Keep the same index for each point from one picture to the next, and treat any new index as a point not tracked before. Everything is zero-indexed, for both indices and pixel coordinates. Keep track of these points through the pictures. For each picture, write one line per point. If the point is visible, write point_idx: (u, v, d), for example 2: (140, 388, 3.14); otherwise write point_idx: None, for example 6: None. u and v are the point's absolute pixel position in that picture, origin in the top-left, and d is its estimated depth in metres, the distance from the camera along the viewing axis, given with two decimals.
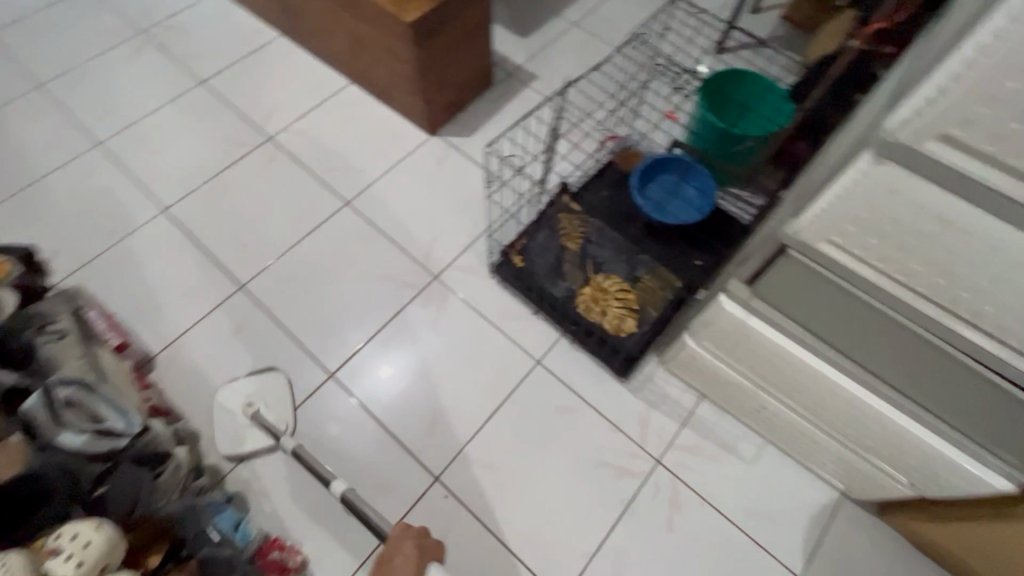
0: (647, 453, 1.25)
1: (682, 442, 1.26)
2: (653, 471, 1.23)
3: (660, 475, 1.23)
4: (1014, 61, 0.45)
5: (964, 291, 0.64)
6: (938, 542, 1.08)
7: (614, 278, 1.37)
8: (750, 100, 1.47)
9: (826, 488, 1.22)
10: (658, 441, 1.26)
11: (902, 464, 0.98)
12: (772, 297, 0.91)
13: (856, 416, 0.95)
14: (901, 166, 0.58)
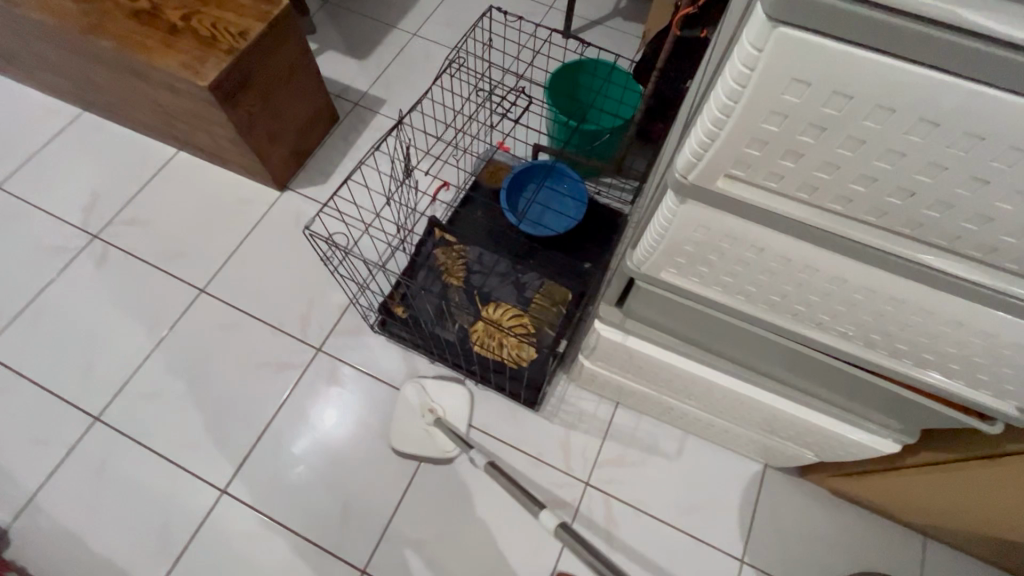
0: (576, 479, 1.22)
1: (607, 457, 1.24)
2: (585, 496, 1.20)
3: (593, 497, 1.20)
4: (765, 104, 0.41)
5: (799, 304, 0.62)
6: (854, 492, 1.11)
7: (506, 306, 1.31)
8: (589, 89, 1.44)
9: (750, 464, 1.24)
10: (585, 463, 1.23)
11: (803, 439, 0.99)
12: (643, 316, 0.88)
13: (751, 408, 0.95)
14: (703, 203, 0.54)
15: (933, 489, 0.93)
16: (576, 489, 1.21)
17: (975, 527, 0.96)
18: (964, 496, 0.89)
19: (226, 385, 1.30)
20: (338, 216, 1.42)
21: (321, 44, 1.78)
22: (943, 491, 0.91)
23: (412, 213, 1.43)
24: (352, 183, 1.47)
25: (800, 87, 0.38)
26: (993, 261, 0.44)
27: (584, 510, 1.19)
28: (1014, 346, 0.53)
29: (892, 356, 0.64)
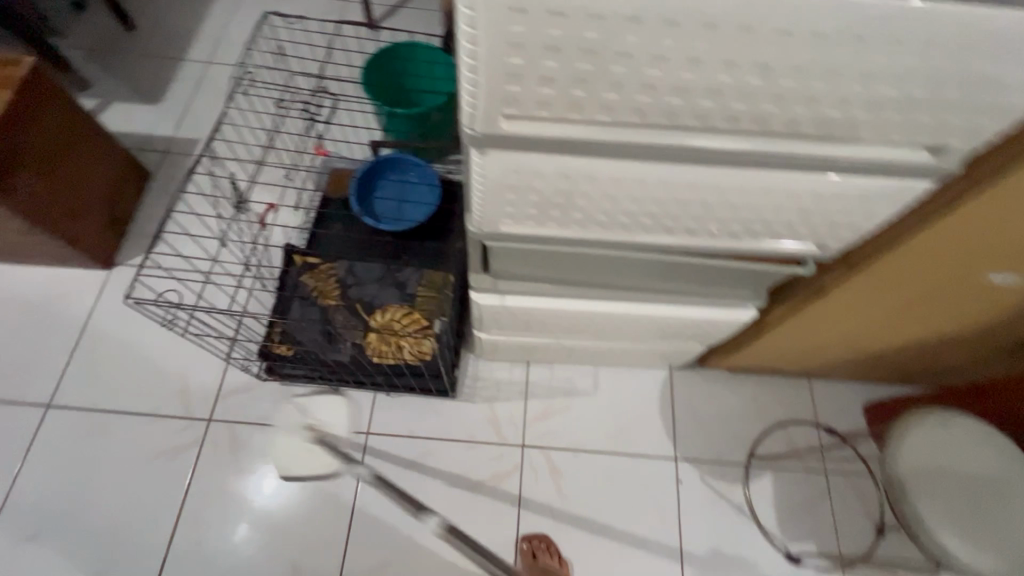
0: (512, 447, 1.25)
1: (538, 415, 1.28)
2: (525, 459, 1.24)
3: (533, 459, 1.24)
4: (503, 39, 0.42)
5: (624, 216, 0.66)
6: (744, 364, 1.24)
7: (392, 308, 1.28)
8: (418, 60, 1.38)
9: (658, 372, 1.34)
10: (517, 430, 1.26)
11: (688, 334, 1.08)
12: (510, 273, 0.90)
13: (635, 324, 1.01)
14: (502, 148, 0.56)
15: (798, 338, 1.06)
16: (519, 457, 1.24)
17: (837, 353, 1.11)
18: (818, 333, 1.02)
19: (114, 495, 1.15)
20: (171, 268, 1.32)
21: (103, 97, 1.58)
22: (805, 336, 1.04)
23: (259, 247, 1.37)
24: (172, 229, 1.37)
25: (521, 15, 0.41)
26: (741, 126, 0.50)
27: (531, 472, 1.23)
28: (789, 195, 0.61)
29: (715, 235, 0.71)
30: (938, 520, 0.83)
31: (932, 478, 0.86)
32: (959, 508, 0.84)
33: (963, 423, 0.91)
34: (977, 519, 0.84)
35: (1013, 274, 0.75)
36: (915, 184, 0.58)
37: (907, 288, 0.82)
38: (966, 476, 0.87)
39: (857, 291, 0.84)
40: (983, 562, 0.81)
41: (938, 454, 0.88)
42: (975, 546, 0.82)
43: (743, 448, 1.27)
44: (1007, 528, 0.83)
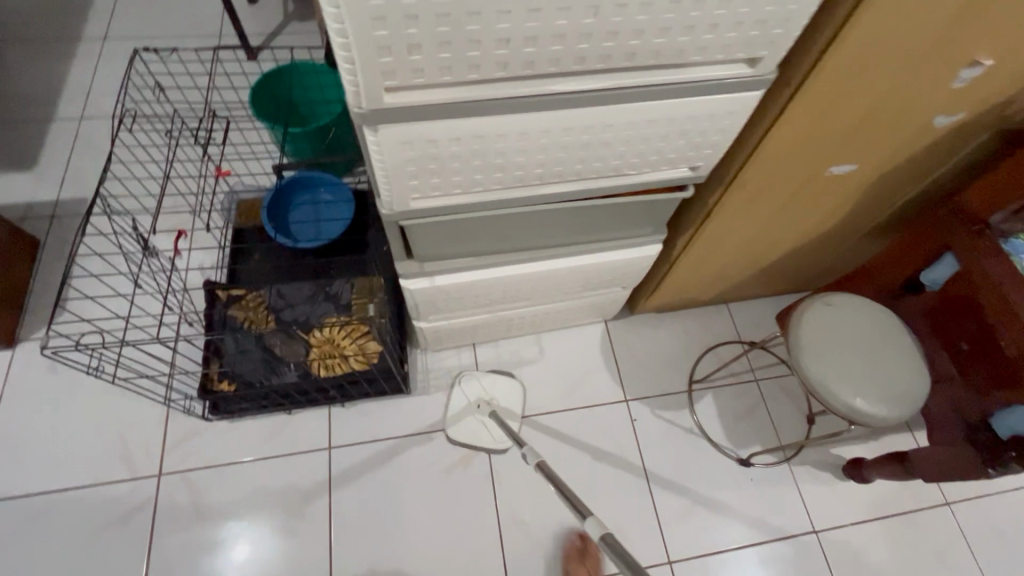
0: (472, 430, 1.25)
1: (491, 395, 1.30)
2: (487, 433, 1.24)
3: (494, 435, 1.24)
4: (364, 14, 0.48)
5: (519, 171, 0.73)
6: (666, 301, 1.36)
7: (331, 322, 1.28)
8: (309, 75, 1.38)
9: (596, 327, 1.43)
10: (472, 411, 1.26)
11: (610, 281, 1.17)
12: (434, 254, 0.95)
13: (559, 279, 1.09)
14: (392, 122, 0.61)
15: (703, 264, 1.18)
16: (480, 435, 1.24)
17: (740, 272, 1.25)
18: (718, 255, 1.14)
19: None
20: (88, 318, 1.29)
21: None
22: (709, 261, 1.16)
23: (173, 278, 1.34)
24: (77, 282, 1.33)
25: None
26: (591, 65, 0.58)
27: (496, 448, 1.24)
28: (651, 124, 0.70)
29: (603, 175, 0.79)
30: (838, 383, 0.95)
31: (827, 349, 0.98)
32: (852, 369, 0.96)
33: (843, 298, 1.04)
34: (868, 374, 0.96)
35: (849, 162, 0.89)
36: (747, 96, 0.69)
37: (774, 195, 0.95)
38: (852, 341, 0.99)
39: (736, 206, 0.96)
40: (878, 408, 0.94)
41: (828, 328, 1.00)
42: (870, 396, 0.94)
43: (683, 376, 1.38)
44: (893, 375, 0.96)
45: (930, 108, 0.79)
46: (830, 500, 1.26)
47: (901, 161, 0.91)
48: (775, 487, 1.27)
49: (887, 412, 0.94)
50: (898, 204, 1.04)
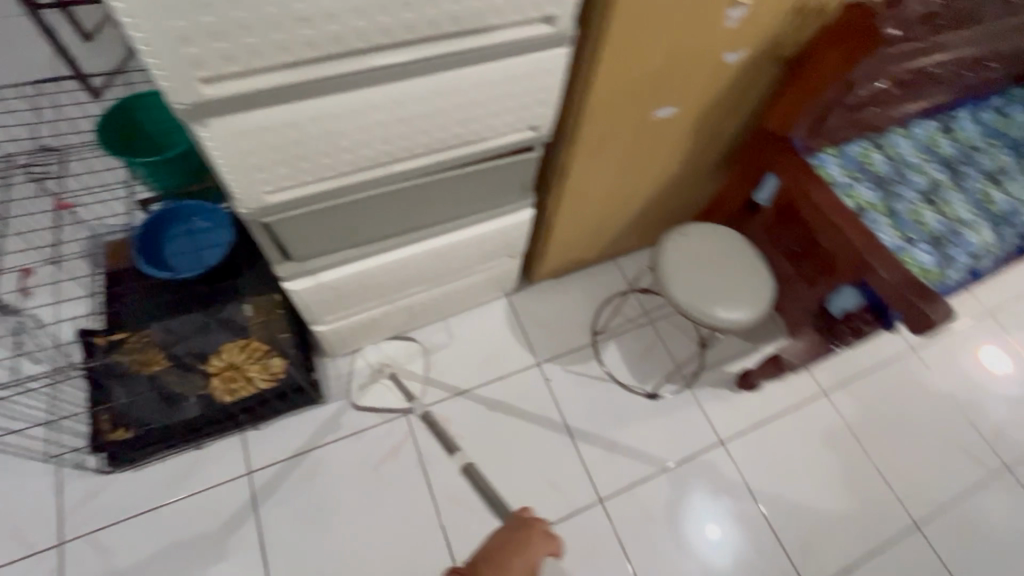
0: (371, 396, 1.32)
1: (390, 357, 1.38)
2: (387, 395, 1.32)
3: (393, 396, 1.32)
4: (155, 7, 0.50)
5: (364, 149, 0.77)
6: (556, 265, 1.45)
7: (228, 347, 1.25)
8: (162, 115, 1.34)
9: (499, 301, 1.49)
10: (372, 376, 1.34)
11: (497, 252, 1.23)
12: (311, 251, 0.96)
13: (446, 257, 1.14)
14: (220, 115, 0.63)
15: (578, 222, 1.27)
16: (381, 396, 1.32)
17: (613, 224, 1.36)
18: (588, 210, 1.24)
19: None
20: None
21: None
22: (581, 217, 1.26)
23: (53, 309, 1.29)
24: None
25: None
26: (398, 36, 0.64)
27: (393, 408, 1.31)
28: (477, 87, 0.77)
29: (450, 143, 0.85)
30: (700, 300, 1.08)
31: (688, 274, 1.10)
32: (711, 285, 1.09)
33: (695, 226, 1.16)
34: (724, 287, 1.09)
35: (670, 105, 1.01)
36: (554, 52, 0.78)
37: (615, 143, 1.06)
38: (708, 262, 1.12)
39: (586, 158, 1.06)
40: (736, 313, 1.07)
41: (686, 256, 1.12)
42: (728, 306, 1.07)
43: (587, 331, 1.48)
44: (744, 283, 1.10)
45: (717, 46, 0.92)
46: (729, 412, 1.41)
47: (711, 99, 1.05)
48: (681, 412, 1.40)
49: (743, 315, 1.07)
50: (725, 140, 1.19)
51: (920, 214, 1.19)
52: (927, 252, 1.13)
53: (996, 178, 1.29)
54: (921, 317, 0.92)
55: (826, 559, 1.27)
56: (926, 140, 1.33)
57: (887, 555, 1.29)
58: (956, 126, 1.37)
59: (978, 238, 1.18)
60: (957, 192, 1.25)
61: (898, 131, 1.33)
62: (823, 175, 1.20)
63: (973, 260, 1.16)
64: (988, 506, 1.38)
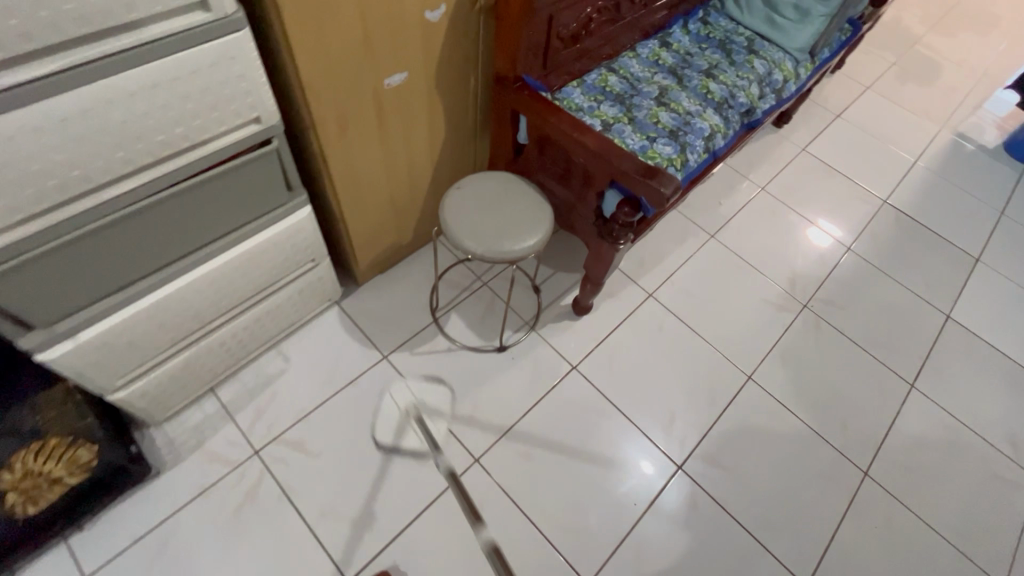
0: (401, 437, 1.31)
1: (421, 399, 1.37)
2: (414, 438, 1.31)
3: (419, 439, 1.31)
4: None
5: (48, 179, 0.72)
6: (373, 257, 1.45)
7: (17, 454, 1.02)
8: None
9: (331, 311, 1.47)
10: (401, 420, 1.33)
11: (293, 261, 1.22)
12: (58, 312, 0.88)
13: (233, 277, 1.11)
14: None
15: (369, 207, 1.29)
16: (412, 439, 1.30)
17: (411, 201, 1.40)
18: (373, 193, 1.27)
19: None
20: None
21: None
22: (370, 201, 1.28)
23: None
24: None
25: None
26: (15, 49, 0.60)
27: (418, 450, 1.29)
28: (156, 89, 0.75)
29: (160, 155, 0.82)
30: (490, 239, 1.13)
31: (474, 221, 1.15)
32: (497, 225, 1.15)
33: (470, 178, 1.22)
34: (509, 222, 1.16)
35: (398, 72, 1.07)
36: (228, 39, 0.78)
37: (362, 119, 1.08)
38: (490, 205, 1.18)
39: (339, 139, 1.08)
40: (526, 241, 1.14)
41: (468, 206, 1.18)
42: (517, 237, 1.14)
43: (427, 311, 1.51)
44: (526, 213, 1.18)
45: (414, 6, 0.98)
46: (573, 340, 1.52)
47: (437, 57, 1.12)
48: (532, 354, 1.48)
49: (533, 241, 1.15)
50: (473, 94, 1.27)
51: (656, 116, 1.36)
52: (667, 145, 1.30)
53: (712, 73, 1.52)
54: (656, 192, 1.05)
55: (685, 434, 1.41)
56: (650, 57, 1.53)
57: (730, 411, 1.47)
58: (671, 41, 1.60)
59: (707, 123, 1.38)
60: (683, 91, 1.45)
61: (626, 55, 1.52)
62: (568, 105, 1.34)
63: (707, 140, 1.35)
64: (797, 341, 1.62)
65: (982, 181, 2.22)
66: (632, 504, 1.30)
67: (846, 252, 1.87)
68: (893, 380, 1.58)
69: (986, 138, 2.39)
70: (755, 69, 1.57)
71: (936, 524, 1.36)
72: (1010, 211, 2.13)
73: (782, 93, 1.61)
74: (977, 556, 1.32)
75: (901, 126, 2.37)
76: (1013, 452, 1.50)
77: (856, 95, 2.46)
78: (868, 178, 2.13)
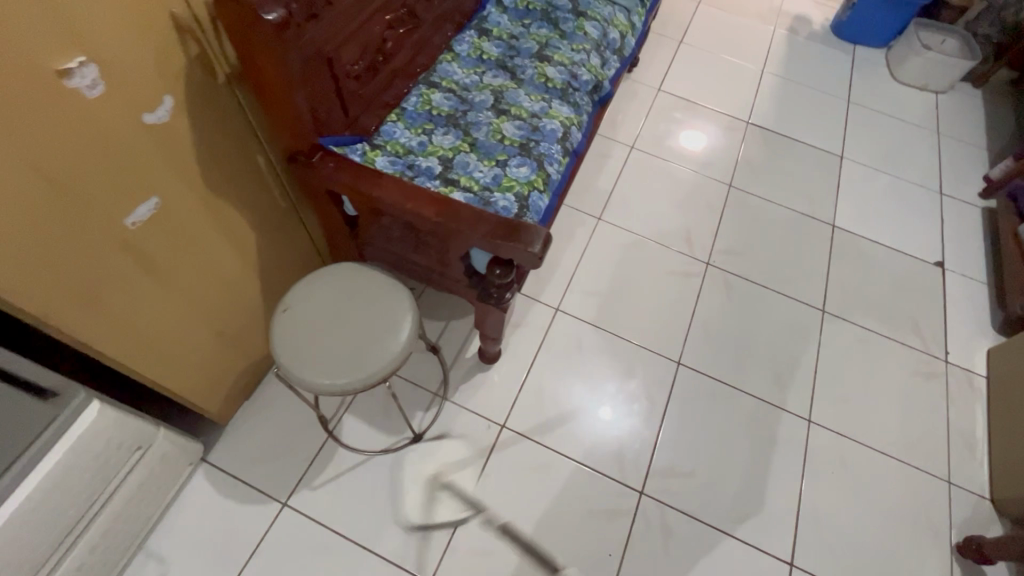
0: (430, 515, 1.19)
1: (438, 463, 1.25)
2: (447, 507, 1.21)
3: (453, 506, 1.21)
4: None
5: None
6: (225, 394, 1.17)
7: None
8: None
9: (199, 473, 1.19)
10: (427, 494, 1.21)
11: (105, 468, 0.91)
12: None
13: (21, 539, 0.79)
14: None
15: (188, 354, 1.00)
16: (404, 513, 1.18)
17: (244, 319, 1.11)
18: (186, 339, 0.98)
19: None
20: None
21: None
22: (187, 349, 0.99)
23: None
24: None
25: None
26: None
27: (454, 521, 1.20)
28: None
29: None
30: (347, 364, 0.89)
31: (317, 346, 0.91)
32: (349, 341, 0.92)
33: (295, 288, 0.96)
34: (364, 333, 0.93)
35: (144, 203, 0.78)
36: None
37: (119, 278, 0.79)
38: (332, 318, 0.94)
39: (96, 317, 0.78)
40: (393, 349, 0.92)
41: (305, 328, 0.93)
42: (378, 349, 0.91)
43: (317, 425, 1.26)
44: (381, 312, 0.95)
45: (114, 120, 0.69)
46: (493, 394, 1.35)
47: (194, 162, 0.83)
48: (453, 429, 1.30)
49: (401, 344, 0.92)
50: (268, 177, 0.99)
51: (499, 130, 1.16)
52: (522, 165, 1.11)
53: (544, 54, 1.32)
54: (521, 251, 0.86)
55: (636, 452, 1.33)
56: (472, 54, 1.30)
57: (671, 409, 1.40)
58: (490, 26, 1.37)
59: (556, 120, 1.20)
60: (520, 88, 1.25)
61: (443, 60, 1.27)
62: (393, 149, 1.09)
63: (563, 142, 1.18)
64: (711, 306, 1.57)
65: (824, 72, 2.25)
66: (608, 555, 1.20)
67: (728, 190, 1.83)
68: (806, 313, 1.59)
69: (816, 26, 2.41)
70: (588, 35, 1.39)
71: (879, 445, 1.40)
72: (855, 97, 2.18)
73: (623, 52, 1.45)
74: (919, 463, 1.38)
75: (740, 34, 2.33)
76: (922, 344, 1.57)
77: (690, 14, 2.37)
78: (726, 103, 2.08)
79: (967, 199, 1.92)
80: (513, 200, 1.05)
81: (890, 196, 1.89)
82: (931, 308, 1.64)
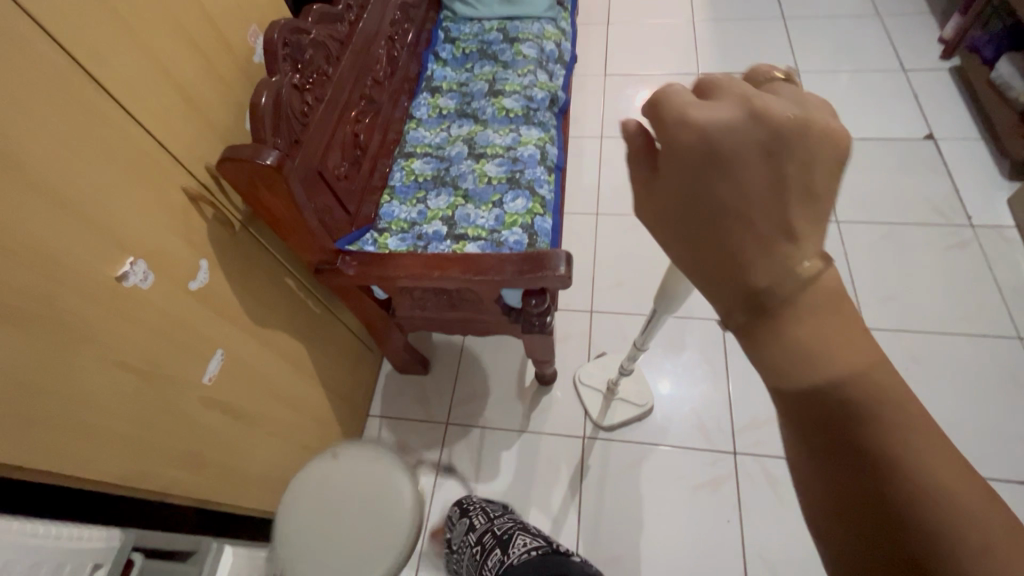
0: (613, 415, 1.35)
1: (609, 373, 1.39)
2: (626, 407, 1.35)
3: (629, 405, 1.35)
4: None
5: None
6: None
7: None
8: None
9: None
10: (605, 400, 1.36)
11: None
12: None
13: None
14: None
15: (286, 475, 1.07)
16: (594, 418, 1.36)
17: (319, 426, 1.18)
18: (280, 463, 1.04)
19: None
20: None
21: None
22: (283, 472, 1.06)
23: None
24: None
25: None
26: None
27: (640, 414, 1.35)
28: None
29: None
30: (369, 564, 0.84)
31: (331, 556, 0.85)
32: (361, 535, 0.87)
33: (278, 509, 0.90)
34: (370, 517, 0.88)
35: (210, 359, 0.85)
36: None
37: (215, 432, 0.86)
38: (329, 518, 0.88)
39: (206, 473, 0.85)
40: (405, 519, 0.87)
41: (310, 544, 0.86)
42: (393, 528, 0.87)
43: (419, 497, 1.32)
44: (375, 486, 0.91)
45: (168, 298, 0.76)
46: (563, 410, 1.40)
47: (239, 306, 0.90)
48: (541, 457, 1.34)
49: (410, 511, 0.88)
50: (299, 295, 1.07)
51: (483, 173, 1.22)
52: (516, 198, 1.17)
53: (496, 89, 1.39)
54: (550, 277, 0.92)
55: (715, 417, 1.35)
56: (432, 114, 1.37)
57: (732, 364, 1.43)
58: (438, 82, 1.45)
59: (530, 145, 1.27)
60: (487, 128, 1.32)
61: (409, 129, 1.35)
62: (398, 227, 1.17)
63: (544, 162, 1.24)
64: None
65: None
66: (727, 522, 1.23)
67: None
68: None
69: None
70: (528, 56, 1.46)
71: (941, 326, 1.41)
72: (789, 12, 2.22)
73: (564, 58, 1.52)
74: (986, 329, 1.40)
75: None
76: (943, 217, 1.59)
77: None
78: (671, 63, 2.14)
79: (930, 66, 1.95)
80: (521, 232, 1.11)
81: (859, 92, 1.92)
82: (938, 179, 1.66)
